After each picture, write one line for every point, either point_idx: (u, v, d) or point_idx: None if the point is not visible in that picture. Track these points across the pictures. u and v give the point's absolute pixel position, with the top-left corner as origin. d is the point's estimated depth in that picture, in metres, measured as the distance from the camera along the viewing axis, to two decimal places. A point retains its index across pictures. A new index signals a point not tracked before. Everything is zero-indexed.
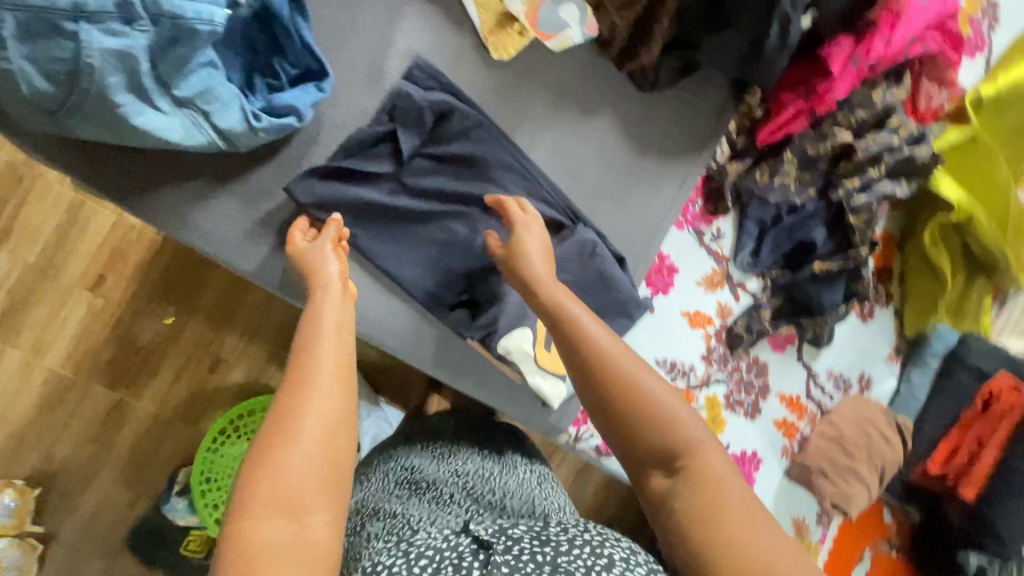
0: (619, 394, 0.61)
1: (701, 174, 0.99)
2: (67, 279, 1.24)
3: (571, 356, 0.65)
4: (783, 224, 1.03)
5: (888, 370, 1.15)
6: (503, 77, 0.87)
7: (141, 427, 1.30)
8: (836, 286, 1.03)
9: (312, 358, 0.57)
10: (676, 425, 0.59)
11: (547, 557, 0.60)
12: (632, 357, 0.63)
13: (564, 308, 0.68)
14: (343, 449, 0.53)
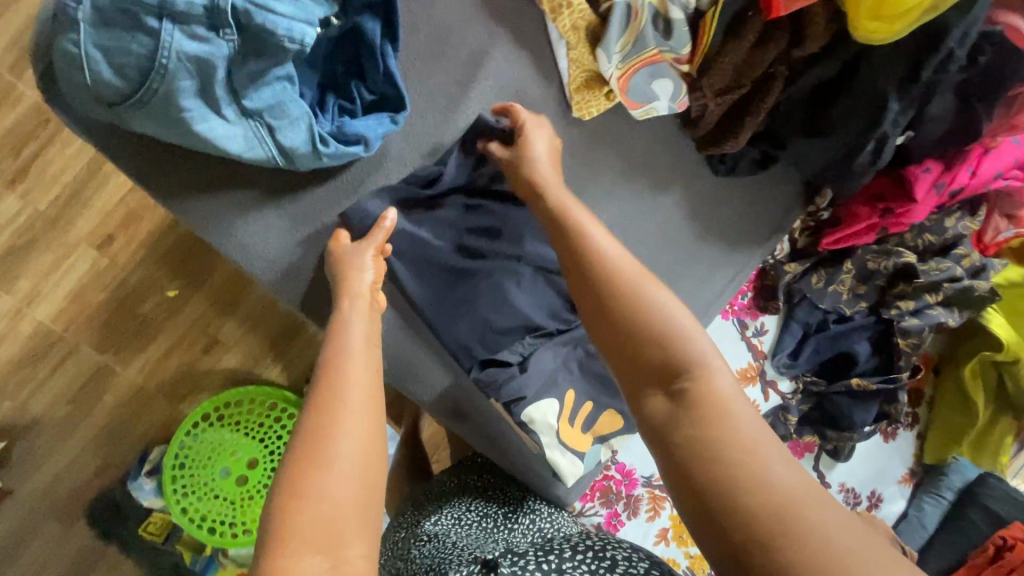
0: (625, 301, 0.57)
1: (756, 267, 0.98)
2: (77, 232, 1.19)
3: (584, 277, 0.61)
4: (828, 331, 1.00)
5: (898, 491, 1.13)
6: (579, 135, 0.84)
7: (122, 397, 1.23)
8: (871, 405, 1.00)
9: (343, 375, 0.54)
10: (680, 339, 0.53)
11: (552, 564, 0.65)
12: (637, 268, 0.60)
13: (572, 217, 0.65)
14: (377, 477, 0.49)
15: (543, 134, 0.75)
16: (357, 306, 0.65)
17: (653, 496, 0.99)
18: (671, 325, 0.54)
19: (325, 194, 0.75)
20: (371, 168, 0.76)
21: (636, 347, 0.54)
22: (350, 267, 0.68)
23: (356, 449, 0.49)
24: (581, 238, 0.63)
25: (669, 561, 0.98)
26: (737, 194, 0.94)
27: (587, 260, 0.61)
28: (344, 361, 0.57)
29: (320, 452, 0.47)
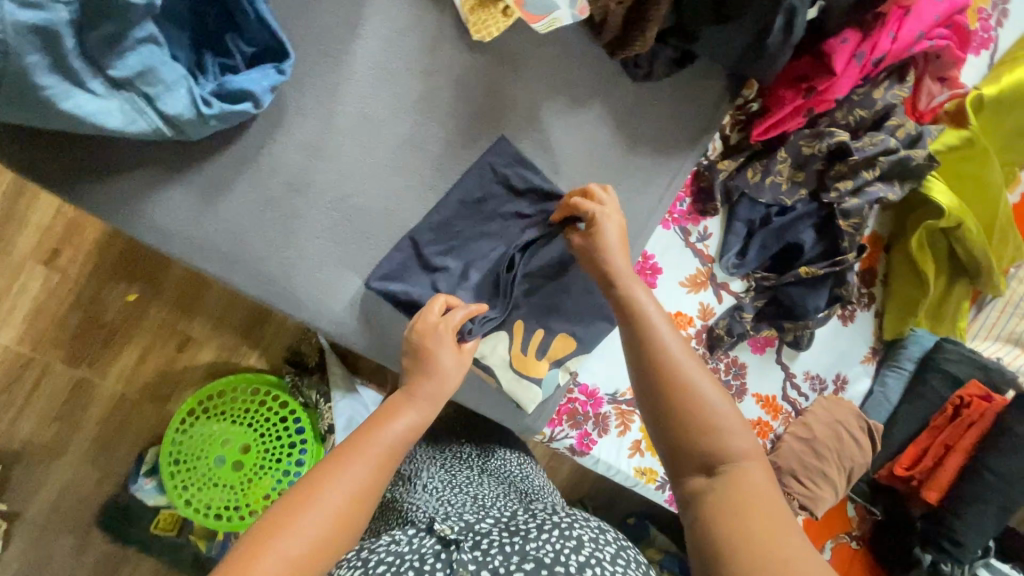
0: (676, 383, 0.62)
1: (690, 171, 0.97)
2: (19, 252, 1.15)
3: (639, 358, 0.65)
4: (772, 224, 1.00)
5: (863, 370, 1.16)
6: (485, 61, 0.81)
7: (106, 407, 1.24)
8: (821, 291, 1.02)
9: (360, 443, 0.61)
10: (724, 431, 0.59)
11: (517, 547, 0.64)
12: (695, 364, 0.64)
13: (635, 302, 0.69)
14: (349, 524, 0.56)
15: (612, 218, 0.76)
16: (419, 406, 0.67)
17: (621, 411, 1.02)
18: (718, 420, 0.60)
19: (228, 160, 0.72)
20: (275, 127, 0.74)
21: (681, 425, 0.60)
22: (422, 371, 0.70)
23: (324, 528, 0.54)
24: (641, 317, 0.67)
25: (647, 471, 1.04)
26: (666, 99, 0.91)
27: (645, 336, 0.66)
28: (375, 457, 0.60)
29: (286, 523, 0.53)
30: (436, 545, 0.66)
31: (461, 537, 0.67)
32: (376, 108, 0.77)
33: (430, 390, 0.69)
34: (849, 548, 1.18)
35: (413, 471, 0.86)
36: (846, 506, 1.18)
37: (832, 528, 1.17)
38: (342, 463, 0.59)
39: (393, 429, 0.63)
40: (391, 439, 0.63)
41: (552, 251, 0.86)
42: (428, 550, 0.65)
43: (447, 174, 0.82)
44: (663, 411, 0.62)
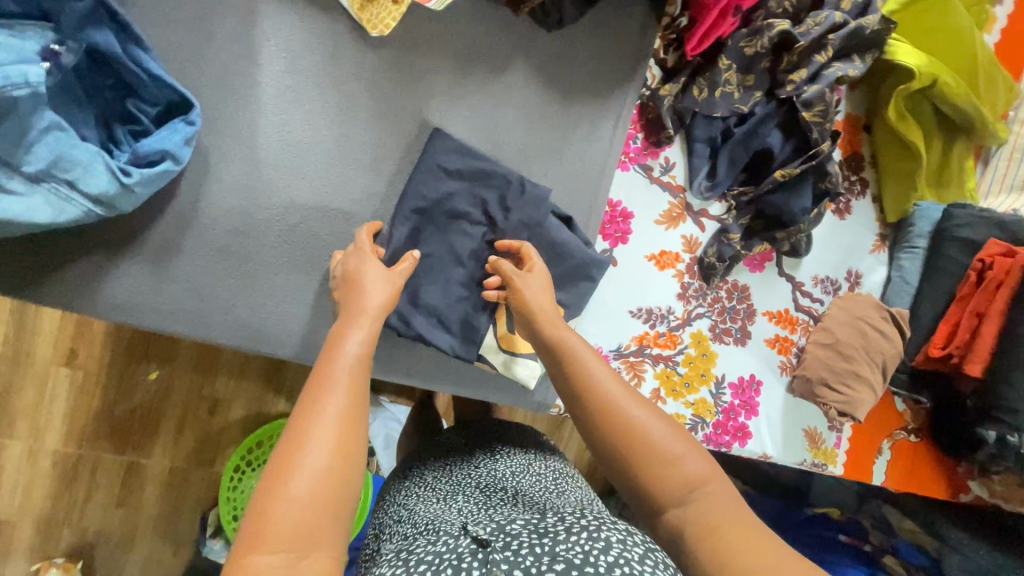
0: (626, 436, 0.60)
1: (634, 105, 0.92)
2: (40, 362, 1.20)
3: (576, 402, 0.64)
4: (735, 137, 0.95)
5: (875, 260, 1.11)
6: (390, 55, 0.79)
7: (161, 483, 1.29)
8: (803, 190, 0.97)
9: (329, 364, 0.56)
10: (677, 460, 0.59)
11: (546, 547, 0.54)
12: (633, 398, 0.63)
13: (566, 344, 0.68)
14: (354, 446, 0.51)
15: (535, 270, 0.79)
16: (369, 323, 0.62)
17: (629, 364, 0.99)
18: (668, 449, 0.60)
19: (169, 220, 0.73)
20: (204, 177, 0.74)
21: (640, 471, 0.60)
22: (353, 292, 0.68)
23: (327, 464, 0.49)
24: (578, 370, 0.65)
25: (674, 416, 1.02)
26: (591, 39, 0.87)
27: (585, 393, 0.64)
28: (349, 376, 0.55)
29: (290, 466, 0.48)
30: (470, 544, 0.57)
31: (496, 538, 0.58)
32: (297, 133, 0.77)
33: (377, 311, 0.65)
34: (908, 442, 1.21)
35: (452, 489, 0.83)
36: (894, 401, 1.19)
37: (889, 428, 1.20)
38: (321, 391, 0.53)
39: (351, 345, 0.59)
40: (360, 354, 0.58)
41: (512, 224, 0.85)
42: (464, 549, 0.58)
43: (385, 177, 0.82)
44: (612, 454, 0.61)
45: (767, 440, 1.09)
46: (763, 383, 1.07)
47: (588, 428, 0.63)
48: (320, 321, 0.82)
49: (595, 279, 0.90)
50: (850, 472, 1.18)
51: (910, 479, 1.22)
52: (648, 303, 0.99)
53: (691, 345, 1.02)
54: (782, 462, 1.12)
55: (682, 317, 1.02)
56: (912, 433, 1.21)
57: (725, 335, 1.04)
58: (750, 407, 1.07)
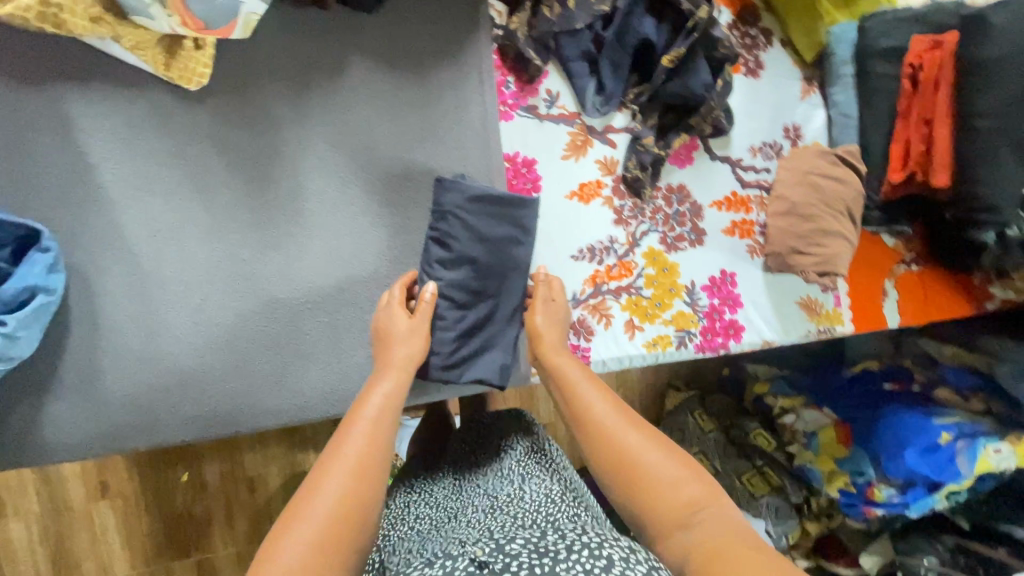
0: (624, 453, 0.64)
1: (492, 50, 0.86)
2: (78, 504, 1.23)
3: (575, 419, 0.69)
4: (607, 41, 0.88)
5: (808, 106, 1.04)
6: (220, 102, 0.75)
7: (233, 570, 1.32)
8: (698, 65, 0.89)
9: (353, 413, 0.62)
10: (677, 481, 0.62)
11: (546, 567, 0.54)
12: (638, 422, 0.67)
13: (566, 371, 0.74)
14: (365, 493, 0.56)
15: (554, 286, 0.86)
16: (399, 386, 0.67)
17: (592, 307, 0.95)
18: (667, 473, 0.62)
19: (77, 349, 0.73)
20: (90, 297, 0.73)
21: (638, 491, 0.62)
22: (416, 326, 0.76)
23: (335, 507, 0.53)
24: (581, 393, 0.70)
25: (657, 339, 0.98)
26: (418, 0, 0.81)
27: (580, 408, 0.69)
28: (371, 422, 0.61)
29: (298, 514, 0.52)
30: (468, 564, 0.55)
31: (494, 557, 0.56)
32: (161, 217, 0.75)
33: (404, 365, 0.71)
34: (912, 274, 1.15)
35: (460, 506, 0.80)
36: (881, 239, 1.13)
37: (887, 267, 1.14)
38: (336, 443, 0.59)
39: (374, 399, 0.64)
40: (381, 404, 0.64)
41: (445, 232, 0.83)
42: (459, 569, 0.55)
43: (268, 225, 0.79)
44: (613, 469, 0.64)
45: (762, 326, 1.05)
46: (736, 274, 1.02)
47: (583, 442, 0.67)
48: (268, 385, 0.81)
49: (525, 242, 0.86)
50: (860, 326, 1.13)
51: (926, 309, 1.16)
52: (587, 241, 0.94)
53: (648, 265, 0.98)
54: (786, 342, 1.07)
55: (629, 240, 0.97)
56: (912, 264, 1.15)
57: (680, 242, 1.00)
58: (732, 301, 1.03)
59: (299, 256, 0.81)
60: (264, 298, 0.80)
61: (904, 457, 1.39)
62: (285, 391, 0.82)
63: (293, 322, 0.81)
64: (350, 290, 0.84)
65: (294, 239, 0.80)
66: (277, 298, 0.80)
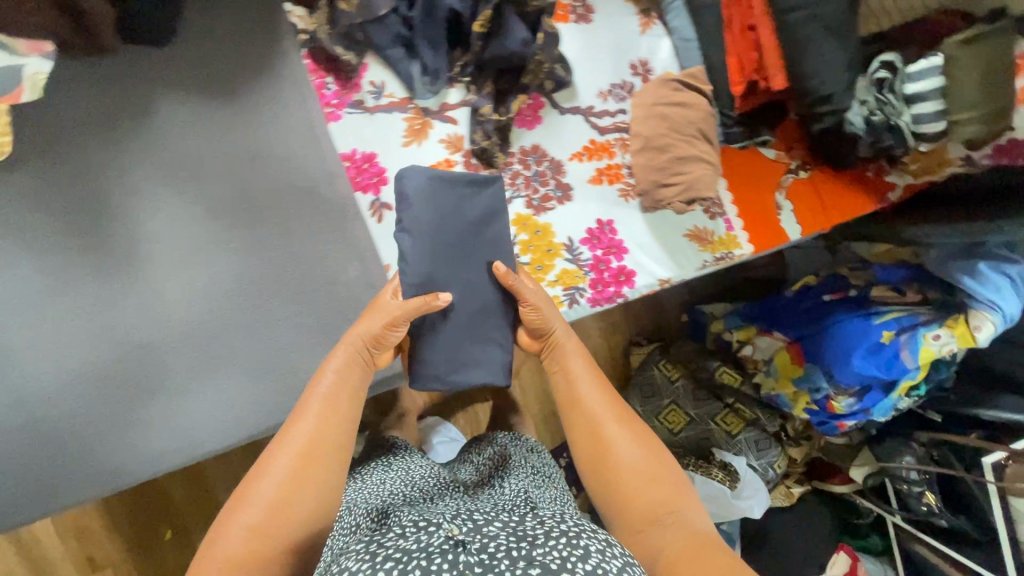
0: (618, 448, 0.76)
1: (303, 55, 0.86)
2: None
3: (575, 409, 0.82)
4: (417, 20, 0.88)
5: (649, 39, 1.03)
6: (34, 167, 0.76)
7: None
8: (510, 25, 0.87)
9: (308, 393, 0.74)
10: (661, 484, 0.73)
11: (523, 549, 0.49)
12: (635, 430, 0.79)
13: (569, 365, 0.86)
14: (308, 471, 0.68)
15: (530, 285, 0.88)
16: (343, 376, 0.77)
17: None
18: (656, 476, 0.74)
19: None
20: None
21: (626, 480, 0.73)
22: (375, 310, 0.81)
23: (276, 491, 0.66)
24: (586, 389, 0.83)
25: None
26: (214, 26, 0.82)
27: (575, 403, 0.82)
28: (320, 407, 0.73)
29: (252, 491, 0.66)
30: (442, 539, 0.50)
31: (471, 535, 0.51)
32: (6, 292, 0.76)
33: (358, 339, 0.79)
34: (801, 181, 1.14)
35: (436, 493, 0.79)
36: (761, 154, 1.11)
37: (773, 181, 1.12)
38: (289, 426, 0.71)
39: (320, 385, 0.75)
40: (330, 386, 0.76)
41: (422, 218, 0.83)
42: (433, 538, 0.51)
43: (114, 275, 0.80)
44: (607, 456, 0.76)
45: (654, 266, 1.04)
46: (613, 220, 1.01)
47: (582, 437, 0.79)
48: (159, 428, 0.82)
49: (499, 223, 0.87)
50: (761, 244, 1.11)
51: (824, 213, 1.15)
52: None
53: (519, 231, 0.97)
54: (684, 277, 1.07)
55: None
56: (800, 171, 1.14)
57: (547, 202, 0.99)
58: (616, 248, 1.02)
59: (158, 298, 0.82)
60: (132, 347, 0.81)
61: (852, 362, 1.36)
62: (178, 433, 0.83)
63: (165, 364, 0.82)
64: (215, 321, 0.84)
65: (145, 283, 0.81)
66: (142, 344, 0.81)
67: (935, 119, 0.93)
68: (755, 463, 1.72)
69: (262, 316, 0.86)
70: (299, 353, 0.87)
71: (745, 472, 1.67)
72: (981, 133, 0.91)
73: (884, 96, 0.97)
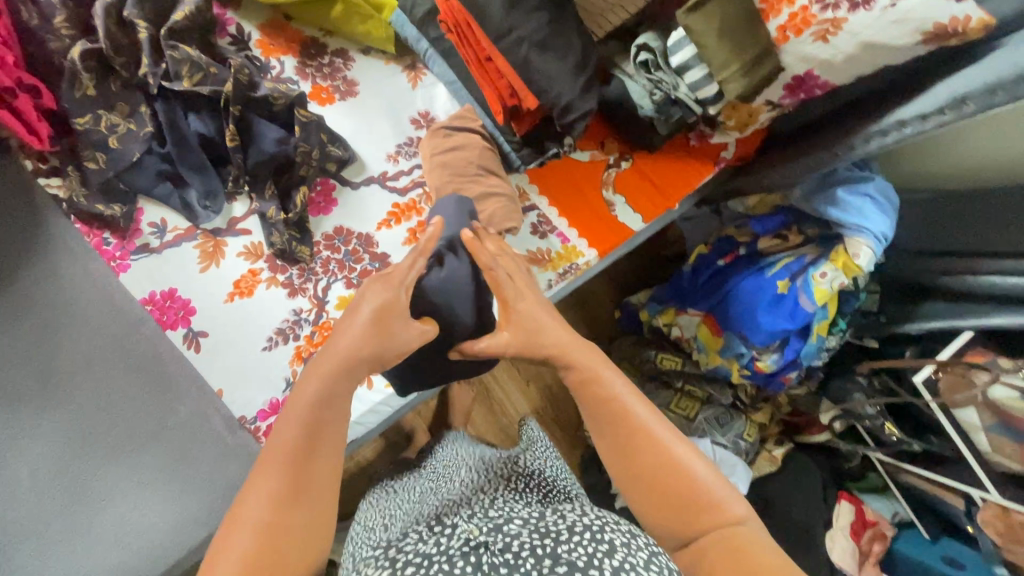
0: (670, 462, 0.71)
1: (73, 219, 0.88)
2: None
3: (615, 427, 0.74)
4: (172, 152, 0.90)
5: (420, 92, 1.03)
6: None
7: None
8: (261, 131, 0.91)
9: (283, 421, 0.65)
10: (722, 501, 0.70)
11: (548, 550, 0.63)
12: (682, 441, 0.74)
13: (599, 374, 0.77)
14: (299, 500, 0.61)
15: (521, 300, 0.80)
16: (322, 390, 0.66)
17: None
18: (706, 486, 0.70)
19: None
20: None
21: (677, 492, 0.70)
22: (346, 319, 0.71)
23: (258, 540, 0.58)
24: (625, 404, 0.75)
25: None
26: None
27: (614, 419, 0.75)
28: (304, 425, 0.64)
29: (235, 533, 0.59)
30: (464, 544, 0.65)
31: (492, 537, 0.66)
32: None
33: (350, 351, 0.68)
34: (626, 172, 1.13)
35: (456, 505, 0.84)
36: (573, 159, 1.12)
37: (596, 180, 1.12)
38: (264, 461, 0.63)
39: (304, 396, 0.65)
40: (312, 397, 0.65)
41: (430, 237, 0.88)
42: (456, 548, 0.65)
43: None
44: (655, 474, 0.71)
45: None
46: None
47: (620, 450, 0.74)
48: None
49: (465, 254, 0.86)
50: (604, 245, 1.10)
51: (660, 193, 1.14)
52: (271, 326, 0.94)
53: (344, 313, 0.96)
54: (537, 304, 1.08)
55: (316, 302, 0.96)
56: (620, 163, 1.13)
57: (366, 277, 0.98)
58: None
59: None
60: None
61: (760, 324, 1.34)
62: None
63: None
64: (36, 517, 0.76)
65: None
66: None
67: (708, 83, 0.93)
68: (725, 440, 1.66)
69: (95, 484, 0.80)
70: (144, 508, 0.81)
71: (716, 453, 1.61)
72: (748, 86, 0.91)
73: (658, 74, 0.97)
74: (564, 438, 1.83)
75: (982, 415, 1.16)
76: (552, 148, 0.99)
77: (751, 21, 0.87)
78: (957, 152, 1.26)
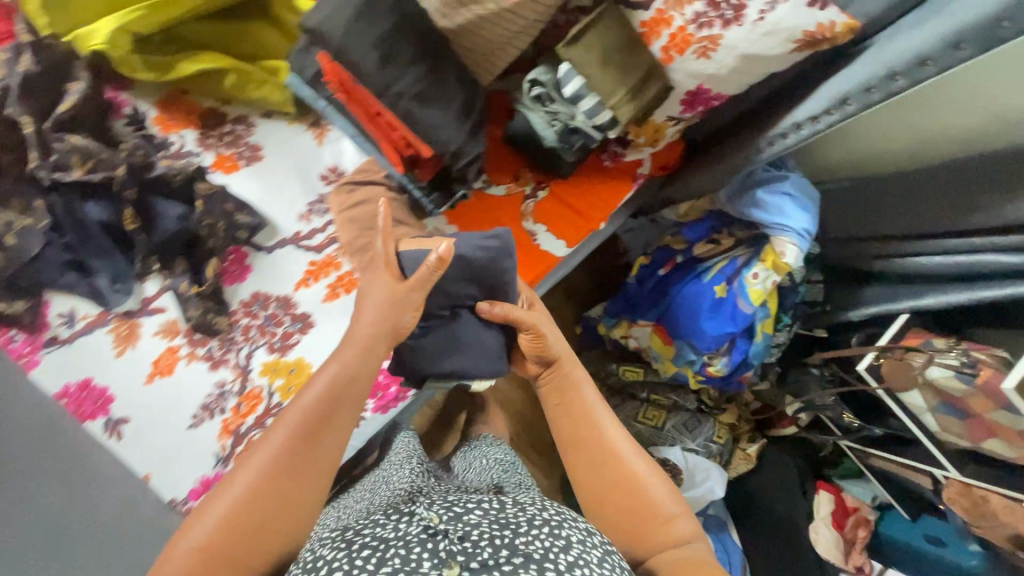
0: (631, 473, 0.80)
1: None
2: None
3: (587, 431, 0.84)
4: (72, 241, 0.90)
5: (327, 148, 1.04)
6: None
7: None
8: (162, 210, 0.91)
9: (295, 401, 0.75)
10: (673, 515, 0.78)
11: (507, 539, 0.60)
12: (646, 458, 0.82)
13: (579, 390, 0.88)
14: (282, 475, 0.70)
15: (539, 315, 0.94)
16: (333, 380, 0.77)
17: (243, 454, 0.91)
18: (658, 498, 0.79)
19: None
20: None
21: (636, 498, 0.78)
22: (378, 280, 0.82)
23: (240, 499, 0.67)
24: (595, 414, 0.85)
25: None
26: None
27: (582, 434, 0.85)
28: (309, 408, 0.74)
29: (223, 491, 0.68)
30: (422, 531, 0.60)
31: (452, 524, 0.62)
32: None
33: (368, 337, 0.80)
34: (544, 201, 1.14)
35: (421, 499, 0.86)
36: (489, 195, 1.14)
37: (515, 213, 1.13)
38: (268, 433, 0.72)
39: (315, 385, 0.76)
40: (324, 387, 0.76)
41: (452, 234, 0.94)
42: (414, 535, 0.60)
43: None
44: (618, 481, 0.80)
45: None
46: None
47: (589, 453, 0.83)
48: None
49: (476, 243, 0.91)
50: (529, 276, 1.10)
51: (581, 217, 1.14)
52: (195, 402, 0.92)
53: (269, 378, 0.95)
54: None
55: (239, 371, 0.95)
56: (537, 193, 1.15)
57: (290, 338, 0.97)
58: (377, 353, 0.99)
59: None
60: None
61: (703, 329, 1.34)
62: None
63: None
64: None
65: None
66: None
67: (601, 110, 0.95)
68: (695, 445, 1.66)
69: None
70: None
71: (686, 460, 1.60)
72: (636, 109, 0.96)
73: (554, 106, 0.98)
74: (538, 462, 1.81)
75: (925, 397, 1.17)
76: (460, 190, 0.99)
77: (626, 51, 0.93)
78: (871, 132, 1.28)
